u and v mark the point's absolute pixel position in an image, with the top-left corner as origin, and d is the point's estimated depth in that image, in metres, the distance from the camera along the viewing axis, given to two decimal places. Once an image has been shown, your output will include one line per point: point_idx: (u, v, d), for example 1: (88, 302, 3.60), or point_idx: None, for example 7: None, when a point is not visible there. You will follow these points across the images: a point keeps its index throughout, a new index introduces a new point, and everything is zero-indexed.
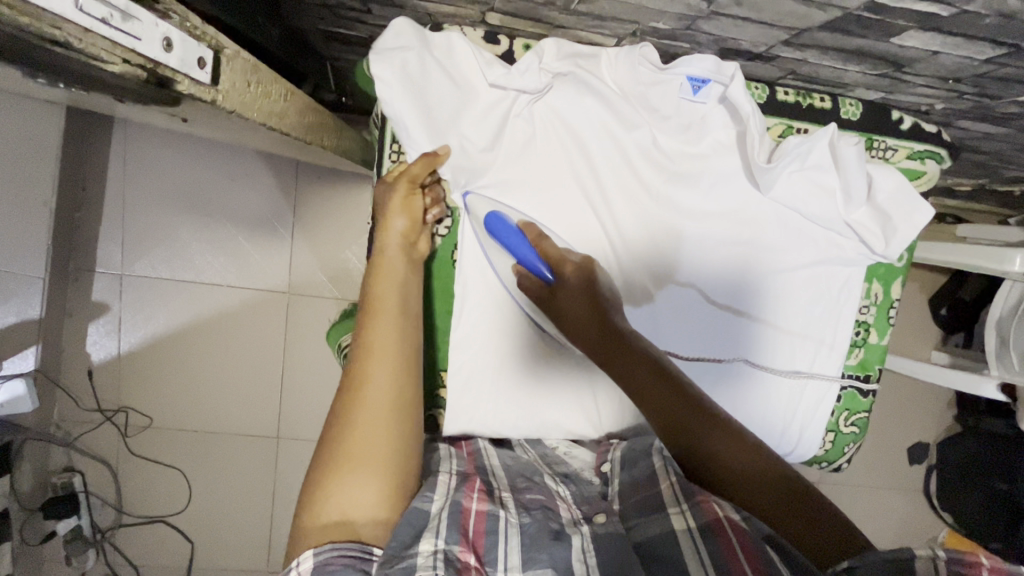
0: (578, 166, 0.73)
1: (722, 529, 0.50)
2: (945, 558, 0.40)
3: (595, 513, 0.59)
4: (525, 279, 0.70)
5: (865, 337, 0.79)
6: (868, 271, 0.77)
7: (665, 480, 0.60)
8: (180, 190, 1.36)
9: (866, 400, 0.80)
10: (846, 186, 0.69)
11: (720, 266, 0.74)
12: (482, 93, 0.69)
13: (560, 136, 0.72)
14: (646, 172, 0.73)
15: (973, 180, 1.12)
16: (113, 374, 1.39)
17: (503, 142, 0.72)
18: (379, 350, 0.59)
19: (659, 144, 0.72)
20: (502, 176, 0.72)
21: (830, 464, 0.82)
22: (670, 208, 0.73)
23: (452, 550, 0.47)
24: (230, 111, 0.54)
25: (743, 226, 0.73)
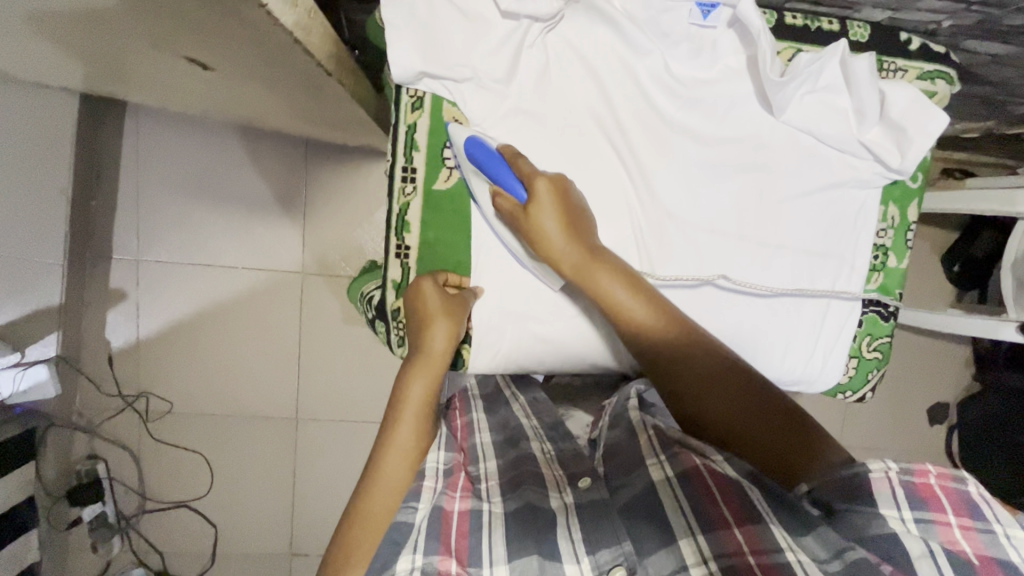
0: (593, 99, 0.74)
1: (702, 484, 0.57)
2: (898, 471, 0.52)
3: (579, 476, 0.64)
4: (501, 198, 0.69)
5: (883, 261, 0.79)
6: (883, 194, 0.77)
7: (643, 433, 0.66)
8: (192, 175, 1.38)
9: (888, 325, 0.80)
10: (858, 105, 0.70)
11: (735, 188, 0.75)
12: (497, 25, 0.70)
13: (574, 67, 0.73)
14: (659, 98, 0.74)
15: (982, 124, 1.13)
16: (133, 359, 1.40)
17: (516, 80, 0.73)
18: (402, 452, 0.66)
19: (671, 70, 0.73)
20: (518, 110, 0.73)
21: (854, 394, 0.81)
22: (682, 140, 0.74)
23: (431, 563, 0.54)
24: (263, 4, 0.51)
25: (758, 151, 0.74)
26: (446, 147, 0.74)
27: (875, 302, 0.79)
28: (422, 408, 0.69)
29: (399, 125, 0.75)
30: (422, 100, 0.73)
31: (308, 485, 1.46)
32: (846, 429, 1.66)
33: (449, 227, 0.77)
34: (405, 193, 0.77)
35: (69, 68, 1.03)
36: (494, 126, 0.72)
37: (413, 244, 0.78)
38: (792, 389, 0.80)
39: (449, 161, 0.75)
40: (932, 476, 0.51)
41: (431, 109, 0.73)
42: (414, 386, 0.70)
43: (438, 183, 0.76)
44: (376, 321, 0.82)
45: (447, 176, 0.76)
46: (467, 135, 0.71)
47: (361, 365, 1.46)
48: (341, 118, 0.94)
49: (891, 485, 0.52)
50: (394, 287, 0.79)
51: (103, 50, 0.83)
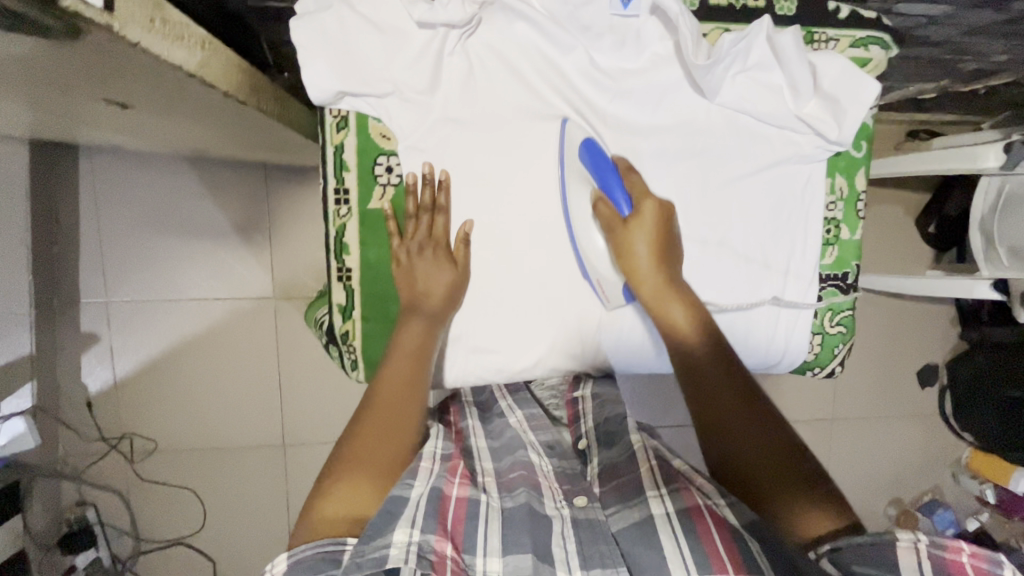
0: (527, 100, 0.74)
1: (701, 518, 0.56)
2: (927, 543, 0.47)
3: (574, 495, 0.65)
4: (603, 204, 0.71)
5: (836, 234, 0.78)
6: (828, 166, 0.76)
7: (645, 462, 0.65)
8: (152, 211, 1.36)
9: (848, 298, 0.79)
10: (791, 81, 0.69)
11: (677, 175, 0.74)
12: (414, 34, 0.68)
13: (500, 69, 0.72)
14: (589, 92, 0.73)
15: (936, 84, 1.12)
16: (112, 402, 1.39)
17: (442, 89, 0.72)
18: (395, 394, 0.66)
19: (598, 63, 0.72)
20: (453, 118, 0.73)
21: (824, 369, 0.81)
22: (616, 135, 0.74)
23: (427, 541, 0.52)
24: (136, 43, 0.49)
25: (693, 139, 0.74)
26: (377, 163, 0.74)
27: (831, 276, 0.78)
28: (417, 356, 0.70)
29: (327, 148, 0.74)
30: (347, 118, 0.72)
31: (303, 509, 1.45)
32: (836, 400, 1.66)
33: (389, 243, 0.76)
34: (340, 216, 0.76)
35: (11, 118, 1.02)
36: (431, 142, 0.73)
37: (355, 266, 0.76)
38: (758, 370, 0.80)
39: (381, 178, 0.74)
40: (964, 554, 0.46)
41: (357, 126, 0.72)
42: (411, 330, 0.71)
43: (377, 201, 0.75)
44: (330, 346, 0.81)
45: (380, 195, 0.75)
46: (584, 137, 0.73)
47: (344, 386, 1.45)
48: (284, 139, 0.92)
49: (919, 558, 0.47)
50: (340, 312, 0.77)
51: (36, 102, 0.82)
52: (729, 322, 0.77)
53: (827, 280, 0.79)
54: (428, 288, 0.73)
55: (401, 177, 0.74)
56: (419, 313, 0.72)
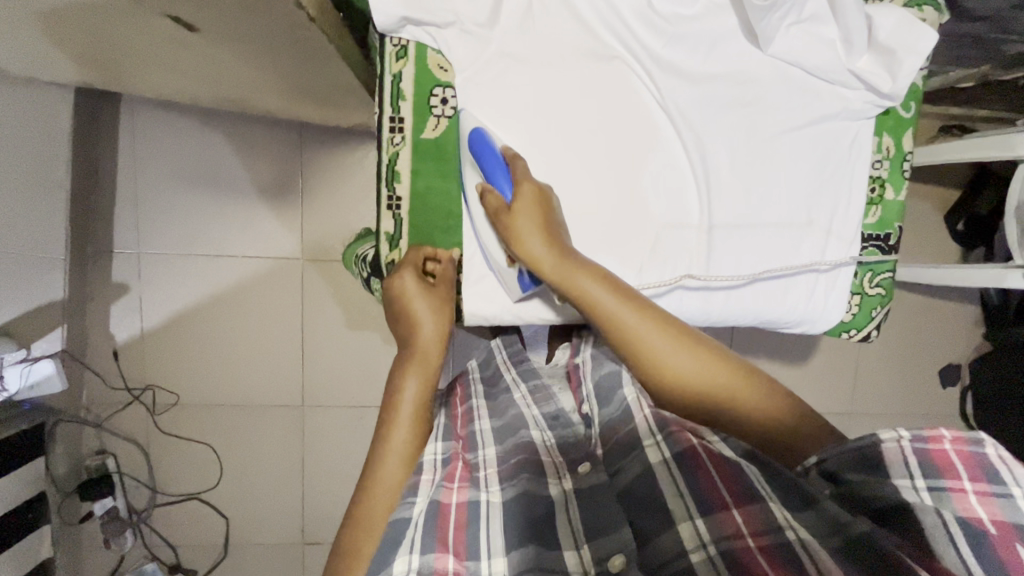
0: (585, 40, 0.76)
1: (695, 459, 0.57)
2: (910, 438, 0.48)
3: (579, 462, 0.65)
4: (490, 195, 0.71)
5: (881, 194, 0.82)
6: (877, 125, 0.80)
7: (641, 411, 0.66)
8: (188, 166, 1.39)
9: (889, 259, 0.84)
10: (846, 33, 0.72)
11: (727, 124, 0.77)
12: None
13: (557, 7, 0.74)
14: (644, 33, 0.75)
15: (977, 69, 1.12)
16: (137, 352, 1.41)
17: (500, 24, 0.74)
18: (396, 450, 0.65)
19: (655, 5, 0.73)
20: (512, 56, 0.75)
21: (859, 331, 0.86)
22: (668, 79, 0.76)
23: (428, 560, 0.53)
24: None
25: (744, 88, 0.76)
26: (433, 94, 0.75)
27: (874, 237, 0.83)
28: (418, 406, 0.68)
29: (384, 75, 0.75)
30: (406, 48, 0.74)
31: (318, 470, 1.47)
32: (854, 395, 1.65)
33: (440, 174, 0.79)
34: (393, 144, 0.77)
35: (62, 62, 1.05)
36: (488, 80, 0.75)
37: (404, 194, 0.80)
38: (796, 329, 0.85)
39: (436, 109, 0.76)
40: (947, 442, 0.47)
41: (416, 55, 0.74)
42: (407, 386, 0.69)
43: (429, 131, 0.77)
44: (373, 279, 0.84)
45: (434, 125, 0.77)
46: (475, 126, 0.74)
47: (364, 352, 1.46)
48: (331, 85, 0.94)
49: (903, 453, 0.48)
50: (387, 240, 0.81)
51: (93, 39, 0.85)
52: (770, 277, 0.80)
53: (870, 240, 0.84)
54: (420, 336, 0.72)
55: (455, 109, 0.76)
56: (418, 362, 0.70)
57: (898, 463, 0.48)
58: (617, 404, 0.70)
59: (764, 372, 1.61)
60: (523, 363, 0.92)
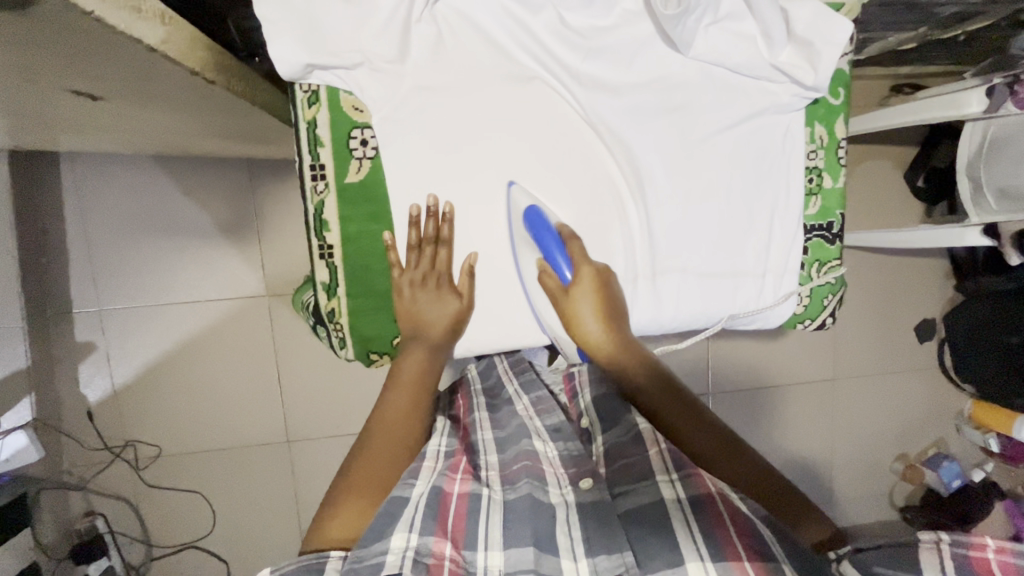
0: (502, 62, 0.74)
1: (715, 505, 0.59)
2: (949, 542, 0.52)
3: (580, 477, 0.70)
4: (547, 275, 0.76)
5: (819, 182, 0.85)
6: (808, 115, 0.82)
7: (654, 447, 0.70)
8: (138, 215, 1.35)
9: (835, 248, 0.86)
10: (765, 29, 0.71)
11: (655, 133, 0.77)
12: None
13: (463, 31, 0.72)
14: (560, 50, 0.73)
15: (916, 32, 1.11)
16: (113, 410, 1.39)
17: (411, 58, 0.71)
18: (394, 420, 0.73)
19: (566, 19, 0.71)
20: (427, 87, 0.73)
21: (814, 321, 0.88)
22: (592, 94, 0.75)
23: (426, 543, 0.58)
24: (91, 12, 0.46)
25: (668, 92, 0.76)
26: (352, 137, 0.75)
27: (816, 227, 0.85)
28: (417, 380, 0.77)
29: (298, 122, 0.74)
30: (317, 93, 0.72)
31: (314, 502, 1.47)
32: (835, 360, 1.67)
33: (370, 215, 0.78)
34: (318, 192, 0.76)
35: None
36: (408, 116, 0.74)
37: (335, 243, 0.78)
38: (751, 325, 0.87)
39: (356, 152, 0.75)
40: (988, 550, 0.50)
41: (328, 100, 0.73)
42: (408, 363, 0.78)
43: (352, 174, 0.76)
44: (316, 327, 0.84)
45: (357, 168, 0.76)
46: (528, 202, 0.77)
47: (344, 380, 1.45)
48: (264, 126, 0.91)
49: (941, 554, 0.51)
50: (324, 290, 0.80)
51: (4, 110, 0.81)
52: (718, 275, 0.82)
53: (814, 231, 0.87)
54: (427, 323, 0.79)
55: (376, 150, 0.76)
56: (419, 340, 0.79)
57: (931, 561, 0.51)
58: (623, 429, 0.76)
59: (746, 350, 1.62)
60: (523, 373, 1.01)
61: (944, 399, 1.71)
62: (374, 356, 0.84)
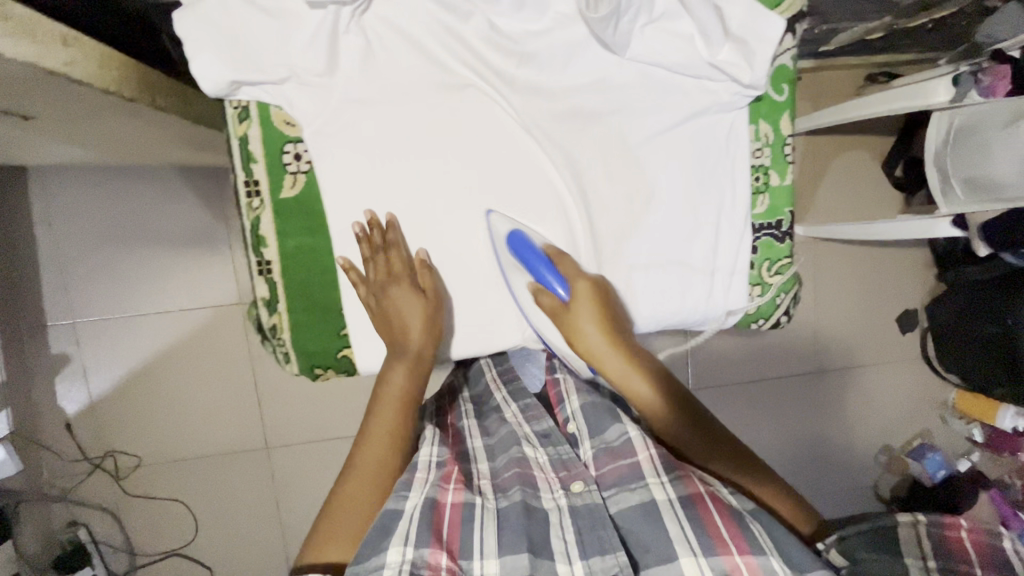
0: (435, 70, 0.75)
1: (702, 501, 0.62)
2: (928, 524, 0.64)
3: (571, 480, 0.70)
4: (545, 296, 0.76)
5: (766, 180, 0.84)
6: (752, 113, 0.82)
7: (643, 449, 0.69)
8: (108, 227, 1.36)
9: (785, 246, 0.86)
10: (700, 29, 0.70)
11: (594, 136, 0.78)
12: (305, 15, 0.66)
13: (395, 41, 0.73)
14: (493, 57, 0.74)
15: (879, 21, 1.09)
16: (91, 421, 1.40)
17: (340, 71, 0.72)
18: (381, 434, 0.74)
19: (496, 26, 0.72)
20: (359, 99, 0.74)
21: (768, 320, 0.88)
22: (528, 100, 0.76)
23: (421, 555, 0.59)
24: None
25: (606, 94, 0.76)
26: (285, 151, 0.75)
27: (765, 226, 0.85)
28: (401, 400, 0.77)
29: (231, 138, 0.75)
30: (247, 109, 0.74)
31: (294, 507, 1.47)
32: (816, 352, 1.66)
33: (306, 230, 0.78)
34: (253, 208, 0.77)
35: None
36: (344, 127, 0.75)
37: (274, 259, 0.78)
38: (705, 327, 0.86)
39: (290, 166, 0.76)
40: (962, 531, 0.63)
41: (258, 116, 0.74)
42: (392, 376, 0.78)
43: (287, 188, 0.77)
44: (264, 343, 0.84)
45: (292, 183, 0.77)
46: (510, 228, 0.78)
47: (320, 385, 1.45)
48: None
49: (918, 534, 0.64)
50: (265, 306, 0.80)
51: None
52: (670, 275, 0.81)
53: (762, 230, 0.86)
54: (409, 332, 0.78)
55: (310, 163, 0.76)
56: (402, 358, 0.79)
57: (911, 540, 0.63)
58: (616, 431, 0.73)
59: (726, 344, 1.61)
60: (511, 379, 0.97)
61: (929, 389, 1.70)
62: (320, 370, 0.83)
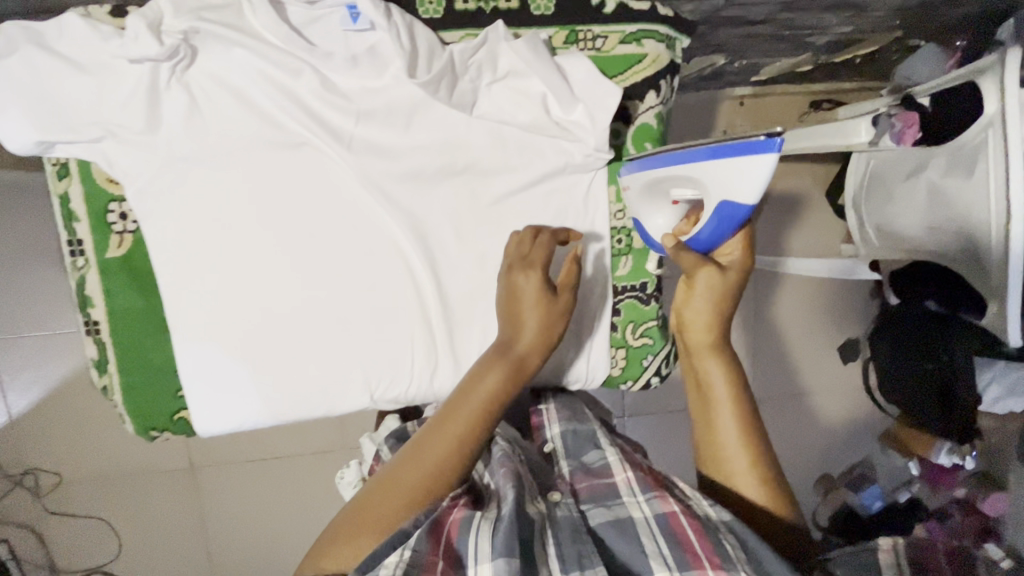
0: (247, 127, 0.62)
1: (677, 521, 0.59)
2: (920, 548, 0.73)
3: (549, 490, 0.64)
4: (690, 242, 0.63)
5: (629, 244, 0.77)
6: (613, 172, 0.74)
7: (620, 472, 0.66)
8: (25, 244, 1.34)
9: (651, 308, 0.79)
10: (550, 86, 0.66)
11: (434, 200, 0.67)
12: (120, 71, 0.57)
13: (218, 97, 0.60)
14: (330, 117, 0.63)
15: (801, 56, 1.04)
16: (10, 439, 1.38)
17: (165, 128, 0.60)
18: (452, 436, 0.59)
19: (331, 83, 0.62)
20: (149, 161, 0.61)
21: (635, 381, 0.81)
22: (358, 161, 0.64)
23: (418, 553, 0.53)
24: None
25: (449, 157, 0.66)
26: (110, 211, 0.62)
27: (629, 288, 0.78)
28: (486, 409, 0.60)
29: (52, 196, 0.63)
30: (67, 163, 0.61)
31: (219, 525, 1.46)
32: (756, 380, 1.63)
33: (146, 303, 0.64)
34: (79, 269, 0.64)
35: None
36: (119, 187, 0.61)
37: (104, 323, 0.64)
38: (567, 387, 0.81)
39: (116, 225, 0.63)
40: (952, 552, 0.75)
41: (80, 171, 0.61)
42: (490, 377, 0.61)
43: (113, 251, 0.63)
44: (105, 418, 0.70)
45: (119, 244, 0.63)
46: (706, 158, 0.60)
47: None
48: None
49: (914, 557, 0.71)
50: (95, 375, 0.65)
51: None
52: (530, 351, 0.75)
53: (627, 291, 0.79)
54: (522, 337, 0.63)
55: (138, 226, 0.63)
56: (500, 356, 0.62)
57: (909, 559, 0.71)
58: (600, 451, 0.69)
59: None
60: None
61: (871, 418, 1.68)
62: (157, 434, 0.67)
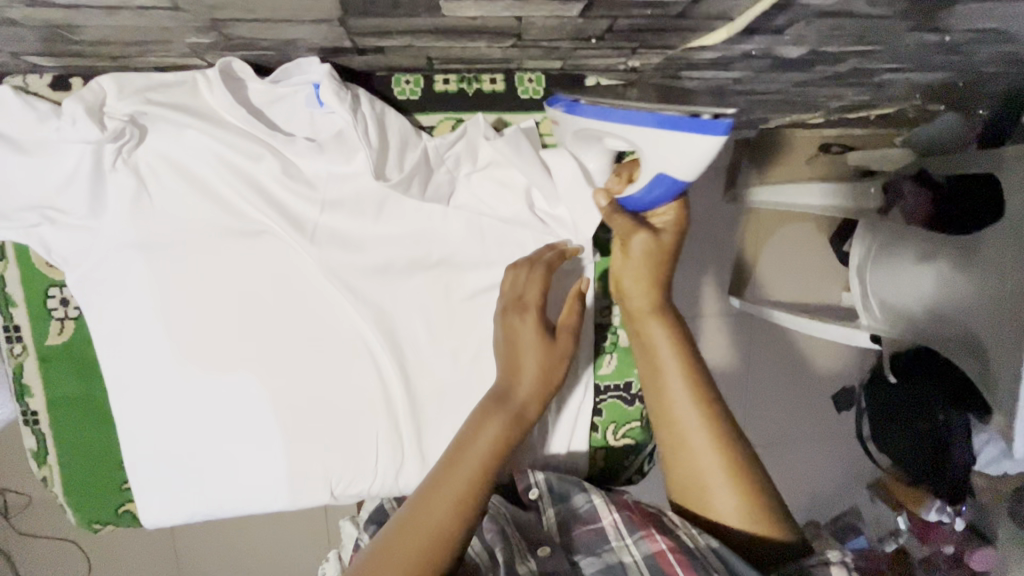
0: (214, 212, 0.63)
1: (666, 561, 0.58)
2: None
3: (538, 543, 0.63)
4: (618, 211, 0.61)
5: (615, 340, 0.78)
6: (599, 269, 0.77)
7: (608, 514, 0.66)
8: None
9: (635, 408, 0.80)
10: (528, 182, 0.67)
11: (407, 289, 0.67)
12: (64, 152, 0.58)
13: (184, 183, 0.62)
14: (291, 202, 0.64)
15: (810, 118, 0.99)
16: None
17: (109, 211, 0.61)
18: (450, 498, 0.51)
19: (299, 168, 0.63)
20: (116, 243, 0.62)
21: (620, 479, 0.82)
22: (327, 250, 0.64)
23: None
24: None
25: (422, 247, 0.66)
26: (51, 296, 0.68)
27: (614, 387, 0.79)
28: (486, 467, 0.54)
29: None
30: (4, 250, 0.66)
31: None
32: None
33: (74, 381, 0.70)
34: (15, 354, 0.69)
35: None
36: (87, 266, 0.62)
37: (41, 407, 0.70)
38: None
39: (56, 312, 0.68)
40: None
41: (15, 262, 0.66)
42: (484, 432, 0.55)
43: (53, 335, 0.69)
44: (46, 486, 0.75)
45: (59, 330, 0.69)
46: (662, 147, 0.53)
47: None
48: None
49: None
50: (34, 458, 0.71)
51: None
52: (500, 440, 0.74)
53: (611, 390, 0.80)
54: (523, 393, 0.58)
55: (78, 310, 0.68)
56: (499, 406, 0.57)
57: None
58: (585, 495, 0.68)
59: None
60: None
61: None
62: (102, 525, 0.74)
